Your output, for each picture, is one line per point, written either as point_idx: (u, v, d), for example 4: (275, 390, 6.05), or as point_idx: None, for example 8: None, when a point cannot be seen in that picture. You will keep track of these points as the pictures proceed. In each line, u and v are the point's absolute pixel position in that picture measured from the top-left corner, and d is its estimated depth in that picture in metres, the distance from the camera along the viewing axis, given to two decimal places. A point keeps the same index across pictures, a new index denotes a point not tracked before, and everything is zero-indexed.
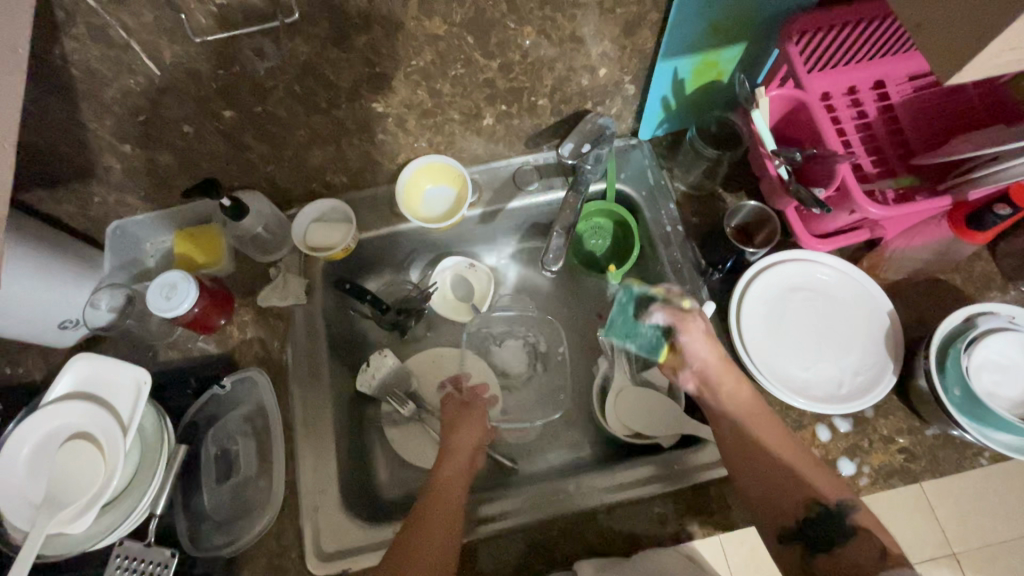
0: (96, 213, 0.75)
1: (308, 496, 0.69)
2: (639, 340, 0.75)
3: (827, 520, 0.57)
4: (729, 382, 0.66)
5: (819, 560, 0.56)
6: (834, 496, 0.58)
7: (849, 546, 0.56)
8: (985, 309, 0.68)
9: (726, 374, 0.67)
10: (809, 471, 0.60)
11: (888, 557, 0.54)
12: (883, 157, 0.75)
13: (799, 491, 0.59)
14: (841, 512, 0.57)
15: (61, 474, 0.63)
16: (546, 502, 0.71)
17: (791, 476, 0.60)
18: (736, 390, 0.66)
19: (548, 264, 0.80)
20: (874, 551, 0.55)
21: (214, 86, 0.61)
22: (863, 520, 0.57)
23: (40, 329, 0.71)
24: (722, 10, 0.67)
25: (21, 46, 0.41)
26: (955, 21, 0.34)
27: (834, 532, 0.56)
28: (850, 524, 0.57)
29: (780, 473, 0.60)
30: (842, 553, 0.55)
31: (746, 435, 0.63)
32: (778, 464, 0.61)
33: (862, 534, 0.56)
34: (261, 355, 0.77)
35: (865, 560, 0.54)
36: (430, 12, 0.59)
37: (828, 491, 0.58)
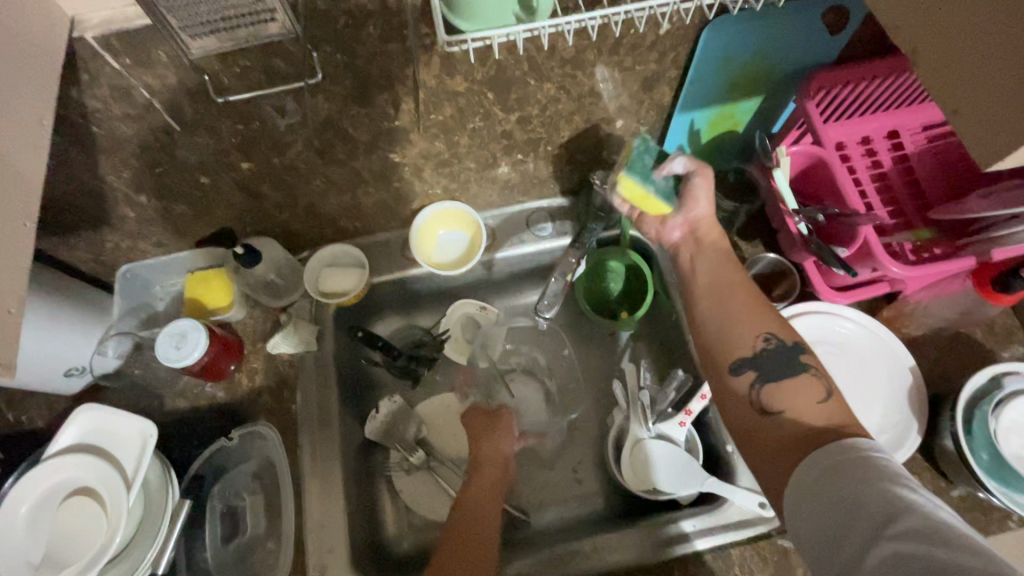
0: (107, 259, 0.74)
1: (316, 555, 0.67)
2: (658, 185, 0.68)
3: (781, 349, 0.59)
4: (704, 227, 0.70)
5: (765, 388, 0.57)
6: (791, 337, 0.60)
7: (802, 378, 0.57)
8: (1011, 368, 0.67)
9: (708, 214, 0.70)
10: (771, 317, 0.62)
11: (831, 400, 0.54)
12: (900, 207, 0.74)
13: (755, 329, 0.61)
14: (794, 346, 0.59)
15: (61, 533, 0.61)
16: (561, 563, 0.68)
17: (752, 316, 0.62)
18: (710, 233, 0.70)
19: (542, 310, 0.80)
20: (819, 394, 0.55)
21: (234, 140, 0.61)
22: (813, 360, 0.58)
23: (46, 379, 0.70)
24: (740, 67, 0.67)
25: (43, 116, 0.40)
26: (998, 112, 0.34)
27: (787, 367, 0.58)
28: (801, 362, 0.58)
29: (743, 311, 0.63)
30: (791, 393, 0.56)
31: (710, 277, 0.67)
32: (745, 307, 0.63)
33: (811, 373, 0.57)
34: (270, 405, 0.75)
35: (811, 394, 0.55)
36: (451, 71, 0.58)
37: (788, 333, 0.60)
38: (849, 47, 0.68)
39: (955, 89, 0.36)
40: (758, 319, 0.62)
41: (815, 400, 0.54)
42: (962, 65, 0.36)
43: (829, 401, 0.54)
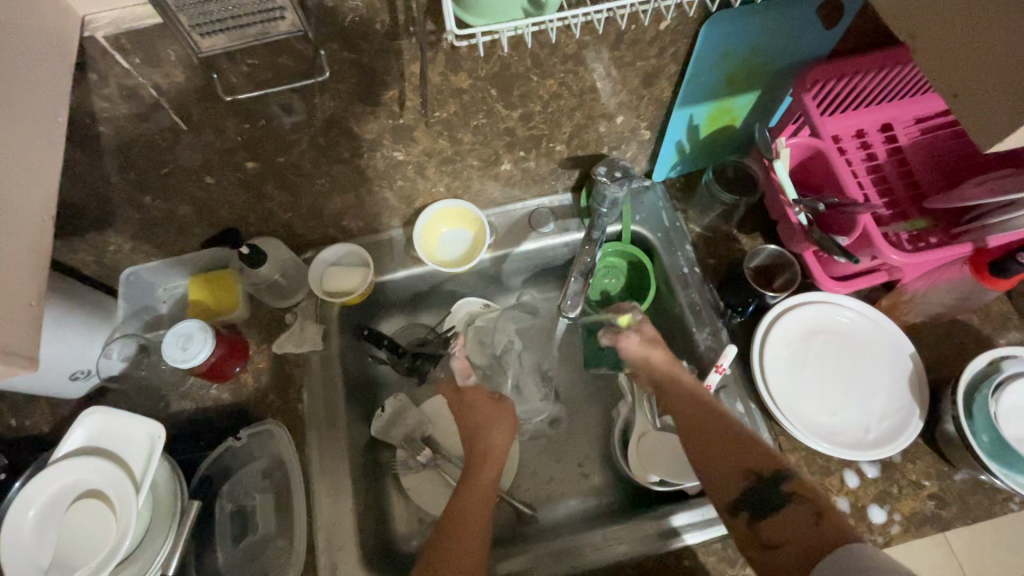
0: (110, 261, 0.74)
1: (326, 553, 0.67)
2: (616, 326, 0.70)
3: (766, 487, 0.59)
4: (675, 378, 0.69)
5: (760, 521, 0.57)
6: (768, 468, 0.60)
7: (788, 508, 0.57)
8: (1008, 353, 0.68)
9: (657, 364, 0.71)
10: (748, 452, 0.61)
11: (823, 521, 0.54)
12: (895, 198, 0.75)
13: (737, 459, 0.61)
14: (775, 481, 0.59)
15: (70, 535, 0.61)
16: (572, 556, 0.68)
17: (732, 443, 0.62)
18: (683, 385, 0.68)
19: (567, 310, 0.80)
20: (807, 516, 0.56)
21: (240, 140, 0.61)
22: (796, 487, 0.58)
23: (51, 382, 0.70)
24: (737, 62, 0.69)
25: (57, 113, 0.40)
26: (997, 94, 0.35)
27: (772, 501, 0.58)
28: (782, 492, 0.58)
29: (723, 445, 0.62)
30: (785, 525, 0.56)
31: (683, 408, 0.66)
32: (719, 435, 0.63)
33: (798, 500, 0.57)
34: (277, 405, 0.75)
35: (804, 518, 0.56)
36: (456, 68, 0.59)
37: (765, 465, 0.60)
38: (842, 41, 0.69)
39: (955, 73, 0.38)
40: (736, 445, 0.62)
41: (808, 524, 0.55)
42: (960, 52, 0.37)
43: (824, 525, 0.54)
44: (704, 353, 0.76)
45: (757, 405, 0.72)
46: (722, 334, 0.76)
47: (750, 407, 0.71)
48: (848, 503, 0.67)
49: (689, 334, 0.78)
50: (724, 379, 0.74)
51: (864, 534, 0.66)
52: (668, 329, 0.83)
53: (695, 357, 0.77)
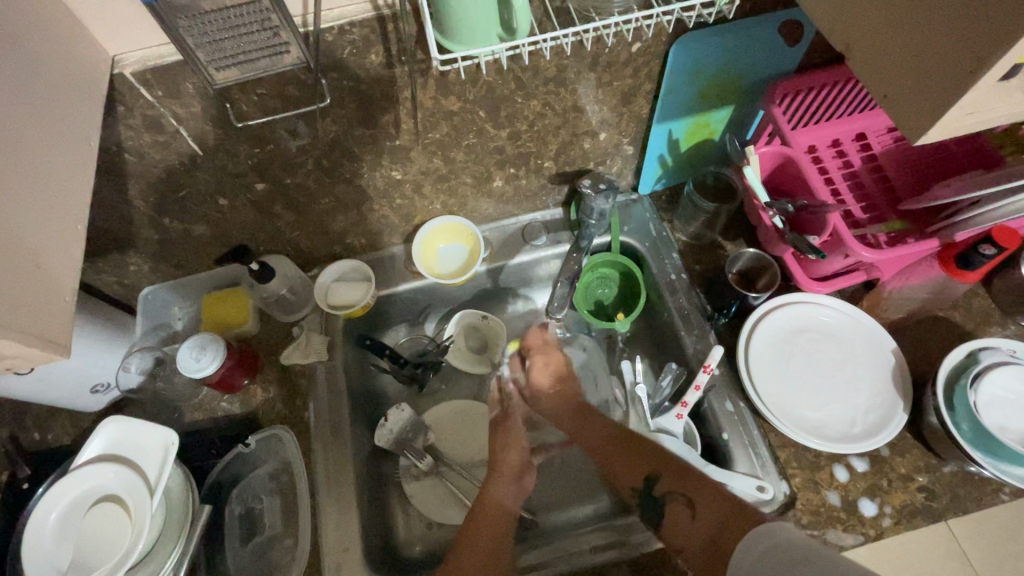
0: (130, 281, 0.79)
1: (330, 555, 0.69)
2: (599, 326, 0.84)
3: (648, 496, 0.68)
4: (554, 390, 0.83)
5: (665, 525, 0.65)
6: (642, 477, 0.69)
7: (671, 506, 0.65)
8: (985, 344, 0.71)
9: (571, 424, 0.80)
10: (627, 469, 0.71)
11: (695, 509, 0.61)
12: (872, 202, 0.78)
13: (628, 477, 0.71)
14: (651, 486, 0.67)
15: (89, 538, 0.65)
16: (568, 554, 0.70)
17: (619, 465, 0.72)
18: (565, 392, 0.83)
19: (554, 311, 0.85)
20: (684, 509, 0.63)
21: (251, 163, 0.67)
22: (668, 487, 0.66)
23: (73, 393, 0.74)
24: (709, 79, 0.74)
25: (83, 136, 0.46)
26: (916, 93, 0.40)
27: (658, 505, 0.66)
28: (660, 495, 0.66)
29: (615, 463, 0.73)
30: (674, 523, 0.64)
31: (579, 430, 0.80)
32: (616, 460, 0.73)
33: (673, 497, 0.65)
34: (285, 413, 0.79)
35: (683, 513, 0.63)
36: (446, 92, 0.65)
37: (639, 475, 0.69)
38: (807, 57, 0.74)
39: (883, 76, 0.42)
40: (624, 463, 0.72)
41: (687, 520, 0.61)
42: (884, 57, 0.42)
43: (696, 511, 0.61)
44: (692, 354, 0.78)
45: (746, 403, 0.74)
46: (709, 336, 0.79)
47: (739, 405, 0.74)
48: (838, 496, 0.69)
49: (679, 337, 0.81)
50: (713, 380, 0.76)
51: (856, 527, 0.67)
52: (657, 333, 0.86)
53: (685, 359, 0.80)
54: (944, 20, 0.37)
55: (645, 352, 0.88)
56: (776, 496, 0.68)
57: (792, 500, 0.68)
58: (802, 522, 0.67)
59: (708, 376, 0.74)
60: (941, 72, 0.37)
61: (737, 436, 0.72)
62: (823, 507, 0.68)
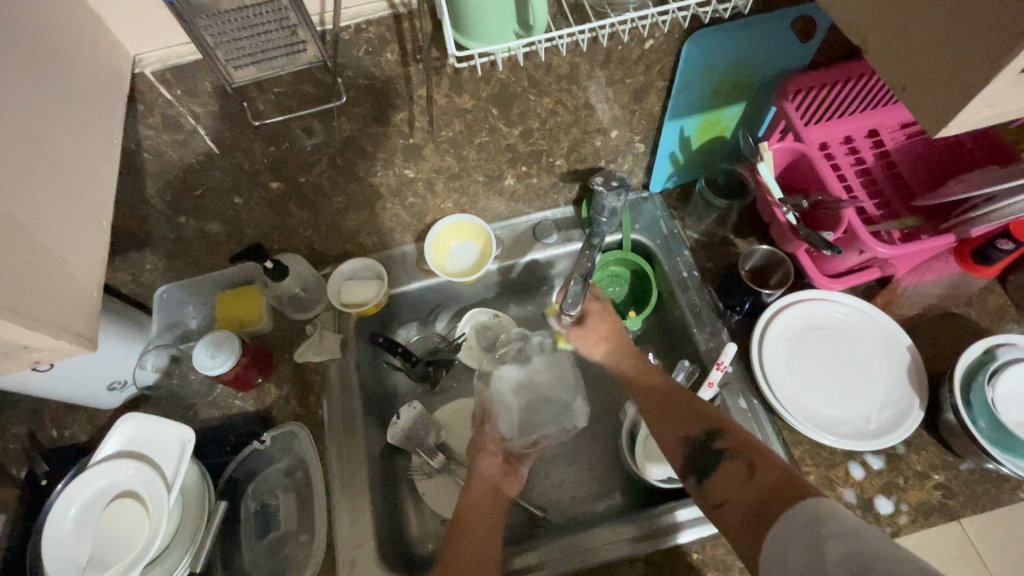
0: (146, 279, 0.80)
1: (345, 551, 0.69)
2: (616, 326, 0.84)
3: (699, 450, 0.64)
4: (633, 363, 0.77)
5: (705, 484, 0.62)
6: (699, 431, 0.65)
7: (724, 467, 0.62)
8: (1003, 340, 0.70)
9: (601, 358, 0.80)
10: (682, 423, 0.67)
11: (755, 470, 0.59)
12: (885, 199, 0.78)
13: (682, 431, 0.67)
14: (706, 442, 0.64)
15: (108, 533, 0.65)
16: (582, 552, 0.70)
17: (671, 418, 0.69)
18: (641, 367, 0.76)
19: (567, 308, 0.78)
20: (743, 470, 0.60)
21: (266, 161, 0.68)
22: (726, 447, 0.63)
23: (91, 391, 0.75)
24: (721, 75, 0.74)
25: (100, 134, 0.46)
26: (937, 84, 0.39)
27: (712, 460, 0.63)
28: (715, 451, 0.63)
29: (669, 420, 0.69)
30: (724, 482, 0.61)
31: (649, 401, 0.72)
32: (665, 416, 0.69)
33: (730, 459, 0.62)
34: (299, 410, 0.79)
35: (737, 476, 0.60)
36: (460, 90, 0.65)
37: (694, 428, 0.66)
38: (820, 52, 0.74)
39: (904, 68, 0.42)
40: (680, 420, 0.68)
41: (742, 481, 0.59)
42: (904, 50, 0.41)
43: (755, 476, 0.58)
44: (705, 351, 0.78)
45: (759, 401, 0.74)
46: (722, 334, 0.78)
47: (752, 402, 0.73)
48: (854, 494, 0.68)
49: (691, 335, 0.80)
50: (727, 377, 0.76)
51: (872, 525, 0.67)
52: (670, 331, 0.86)
53: (697, 356, 0.80)
54: (965, 11, 0.36)
55: (657, 350, 0.88)
56: None
57: None
58: None
59: (722, 374, 0.74)
60: (962, 62, 0.37)
61: (752, 434, 0.72)
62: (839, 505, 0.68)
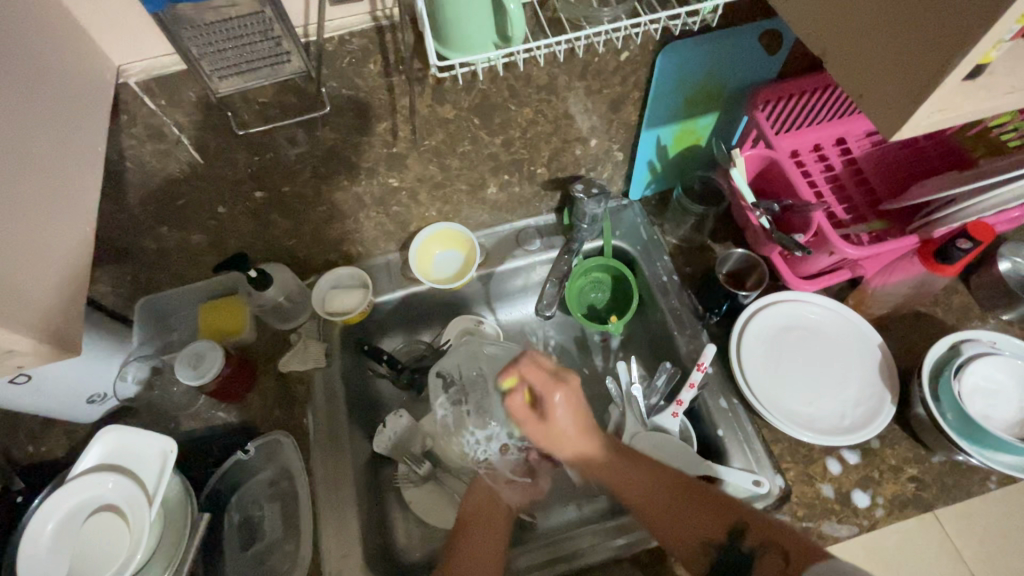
0: (127, 290, 0.79)
1: (332, 561, 0.68)
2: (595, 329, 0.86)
3: (729, 554, 0.60)
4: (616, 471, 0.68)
5: None
6: (723, 530, 0.61)
7: (760, 567, 0.58)
8: (967, 336, 0.73)
9: (575, 441, 0.68)
10: (690, 518, 0.63)
11: (790, 562, 0.57)
12: (853, 204, 0.81)
13: (700, 538, 0.62)
14: (734, 540, 0.60)
15: (86, 548, 0.64)
16: (569, 555, 0.70)
17: (679, 524, 0.63)
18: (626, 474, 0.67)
19: (542, 309, 0.87)
20: (779, 562, 0.57)
21: (250, 171, 0.68)
22: (756, 539, 0.60)
23: (69, 404, 0.73)
24: (694, 87, 0.77)
25: (85, 144, 0.47)
26: (889, 92, 0.42)
27: (742, 561, 0.59)
28: (747, 549, 0.60)
29: (677, 526, 0.63)
30: None
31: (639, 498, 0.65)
32: (676, 521, 0.63)
33: (763, 552, 0.59)
34: (283, 419, 0.79)
35: (775, 567, 0.57)
36: (442, 100, 0.66)
37: (716, 532, 0.61)
38: (786, 65, 0.78)
39: (858, 77, 0.45)
40: (699, 524, 0.62)
41: (781, 573, 0.56)
42: (857, 59, 0.44)
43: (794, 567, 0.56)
44: (685, 354, 0.80)
45: (738, 400, 0.76)
46: (701, 336, 0.80)
47: (732, 402, 0.75)
48: (832, 489, 0.70)
49: (672, 337, 0.82)
50: (707, 377, 0.78)
51: (849, 518, 0.69)
52: (651, 334, 0.87)
53: (678, 358, 0.81)
54: (910, 23, 0.39)
55: (639, 354, 0.90)
56: (772, 490, 0.69)
57: (787, 494, 0.69)
58: (797, 515, 0.69)
59: (702, 374, 0.76)
60: (909, 72, 0.40)
61: (732, 432, 0.74)
62: (817, 500, 0.70)
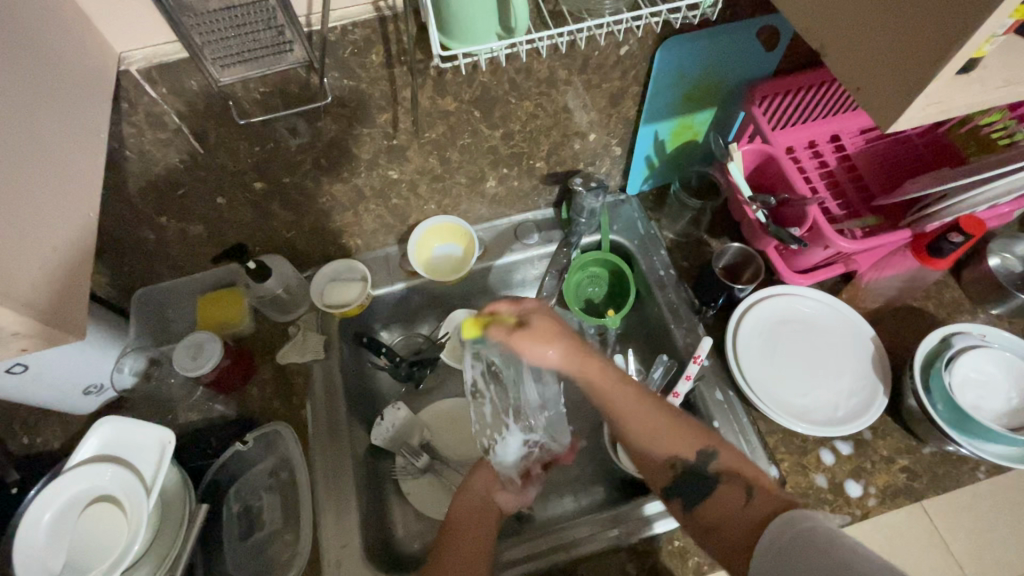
0: (125, 282, 0.79)
1: (331, 551, 0.69)
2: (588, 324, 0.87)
3: (686, 476, 0.64)
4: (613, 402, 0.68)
5: (698, 509, 0.62)
6: (688, 450, 0.64)
7: (720, 490, 0.61)
8: (958, 330, 0.75)
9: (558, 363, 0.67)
10: (670, 438, 0.65)
11: (751, 499, 0.59)
12: (848, 199, 0.82)
13: (664, 455, 0.65)
14: (697, 467, 0.63)
15: (83, 538, 0.63)
16: (567, 544, 0.71)
17: (652, 441, 0.66)
18: (624, 407, 0.68)
19: (544, 301, 0.87)
20: (739, 496, 0.60)
21: (250, 161, 0.68)
22: (721, 466, 0.63)
23: (66, 395, 0.73)
24: (692, 82, 0.78)
25: (88, 130, 0.46)
26: (885, 83, 0.43)
27: (705, 482, 0.63)
28: (711, 472, 0.63)
29: (647, 431, 0.66)
30: (717, 508, 0.61)
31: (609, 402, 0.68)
32: (644, 419, 0.67)
33: (727, 478, 0.62)
34: (282, 410, 0.79)
35: (733, 499, 0.60)
36: (443, 92, 0.67)
37: (683, 451, 0.65)
38: (783, 61, 0.79)
39: (855, 70, 0.45)
40: (665, 436, 0.66)
41: (737, 506, 0.59)
42: (856, 53, 0.45)
43: (752, 501, 0.59)
44: (682, 347, 0.81)
45: (735, 392, 0.77)
46: (698, 329, 0.81)
47: (728, 393, 0.76)
48: (825, 479, 0.71)
49: (669, 330, 0.83)
50: (703, 370, 0.79)
51: (843, 508, 0.70)
52: (648, 328, 0.88)
53: (675, 351, 0.82)
54: (908, 17, 0.40)
55: (636, 347, 0.91)
56: (767, 480, 0.70)
57: (781, 483, 0.70)
58: None
59: (699, 367, 0.77)
60: (906, 65, 0.41)
61: (728, 424, 0.74)
62: (811, 489, 0.71)
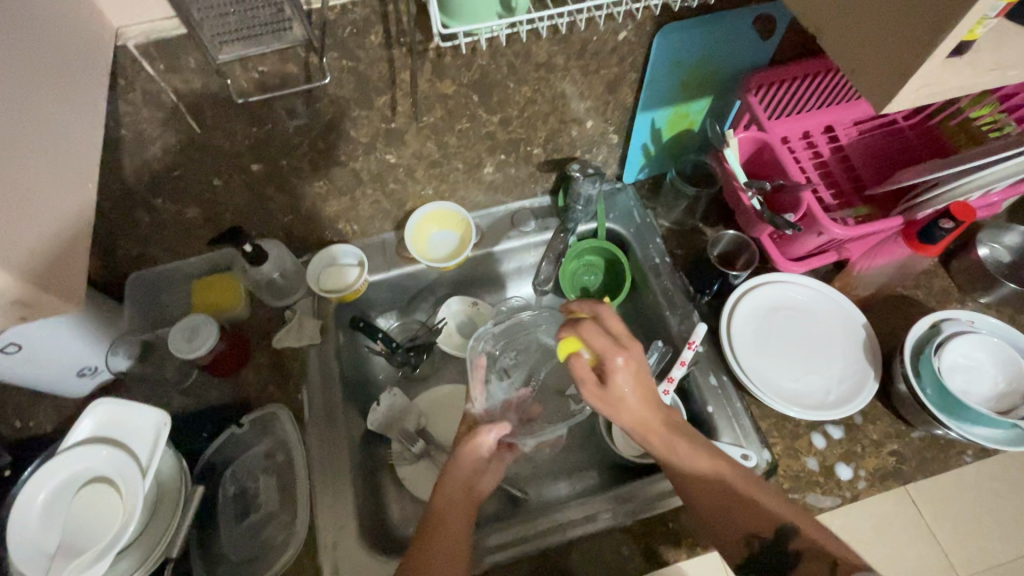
0: (119, 264, 0.78)
1: (327, 533, 0.69)
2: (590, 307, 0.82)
3: (769, 547, 0.58)
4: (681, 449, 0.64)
5: None
6: (770, 527, 0.58)
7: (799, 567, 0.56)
8: (947, 316, 0.76)
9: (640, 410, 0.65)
10: (742, 511, 0.60)
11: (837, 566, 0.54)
12: (840, 189, 0.83)
13: (740, 527, 0.60)
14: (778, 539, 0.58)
15: (77, 520, 0.63)
16: (563, 526, 0.71)
17: (724, 515, 0.61)
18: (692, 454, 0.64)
19: (540, 285, 0.92)
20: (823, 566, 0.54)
21: (247, 142, 0.68)
22: (804, 543, 0.56)
23: (60, 377, 0.72)
24: (689, 69, 0.78)
25: (85, 103, 0.46)
26: (880, 64, 0.44)
27: (783, 558, 0.57)
28: (791, 549, 0.57)
29: (726, 509, 0.61)
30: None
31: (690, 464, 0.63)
32: (715, 490, 0.62)
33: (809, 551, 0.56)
34: (278, 394, 0.79)
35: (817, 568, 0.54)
36: (442, 75, 0.67)
37: (760, 524, 0.59)
38: (779, 51, 0.79)
39: (851, 52, 0.46)
40: (740, 507, 0.60)
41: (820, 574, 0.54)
42: (853, 35, 0.46)
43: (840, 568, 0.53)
44: (677, 333, 0.81)
45: (728, 377, 0.78)
46: (693, 316, 0.82)
47: (722, 378, 0.77)
48: (816, 462, 0.72)
49: (664, 317, 0.84)
50: (698, 355, 0.80)
51: (833, 490, 0.71)
52: (643, 315, 0.89)
53: (669, 337, 0.83)
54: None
55: (631, 335, 0.92)
56: (759, 463, 0.71)
57: (774, 466, 0.71)
58: (784, 487, 0.71)
59: (693, 351, 0.77)
60: (901, 46, 0.41)
61: (722, 409, 0.75)
62: (803, 472, 0.72)
